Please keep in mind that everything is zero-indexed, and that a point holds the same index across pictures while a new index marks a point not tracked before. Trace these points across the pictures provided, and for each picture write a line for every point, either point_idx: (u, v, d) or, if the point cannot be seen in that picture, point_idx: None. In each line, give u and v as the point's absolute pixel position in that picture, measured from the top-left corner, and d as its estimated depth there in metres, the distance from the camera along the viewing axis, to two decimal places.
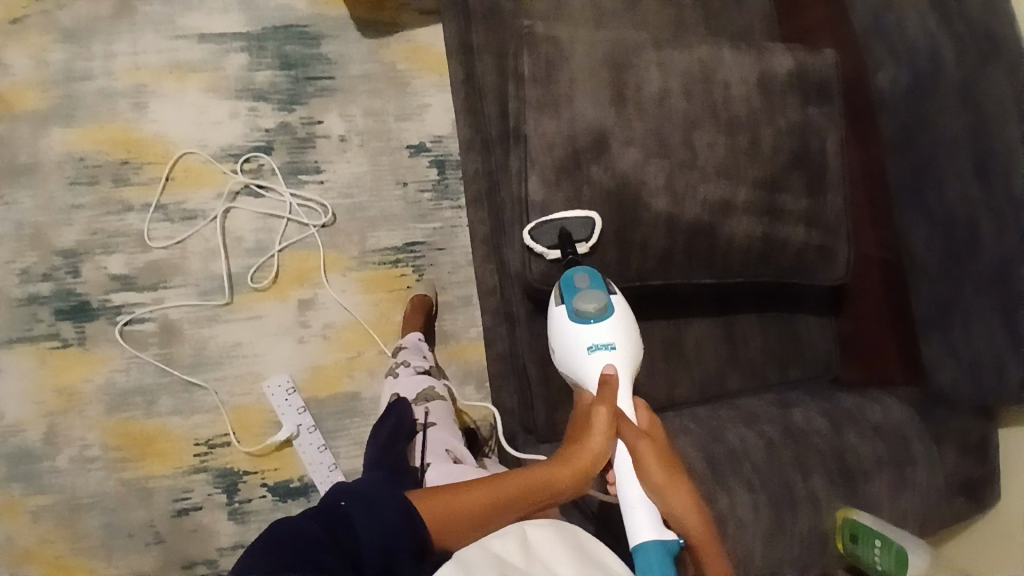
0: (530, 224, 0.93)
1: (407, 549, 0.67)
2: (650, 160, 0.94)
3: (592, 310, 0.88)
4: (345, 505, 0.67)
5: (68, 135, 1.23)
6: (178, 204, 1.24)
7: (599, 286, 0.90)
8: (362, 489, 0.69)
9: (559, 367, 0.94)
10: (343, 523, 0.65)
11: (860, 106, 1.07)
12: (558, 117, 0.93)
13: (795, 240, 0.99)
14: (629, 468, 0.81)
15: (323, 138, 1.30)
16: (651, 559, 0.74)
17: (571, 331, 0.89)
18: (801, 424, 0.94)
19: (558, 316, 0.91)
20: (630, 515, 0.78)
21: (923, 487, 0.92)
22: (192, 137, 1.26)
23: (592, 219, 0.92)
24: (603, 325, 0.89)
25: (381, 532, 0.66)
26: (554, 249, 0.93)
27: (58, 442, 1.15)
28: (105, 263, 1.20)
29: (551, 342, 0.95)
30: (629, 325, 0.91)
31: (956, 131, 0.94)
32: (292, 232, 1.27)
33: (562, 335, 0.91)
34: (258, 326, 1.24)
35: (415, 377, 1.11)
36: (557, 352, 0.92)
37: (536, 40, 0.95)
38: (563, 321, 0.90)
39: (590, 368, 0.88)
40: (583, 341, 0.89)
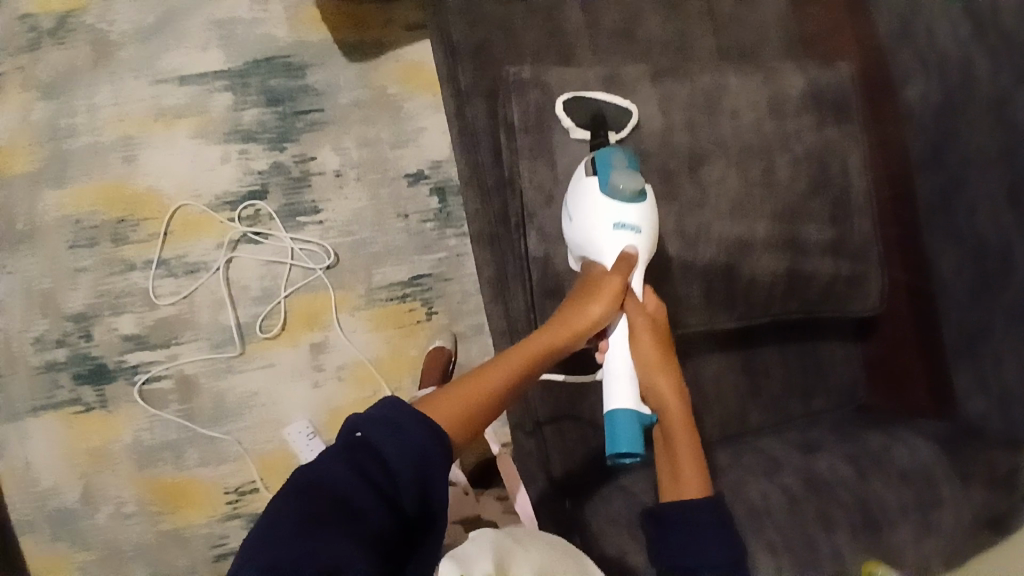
0: (565, 96, 0.89)
1: (440, 461, 0.65)
2: (656, 202, 0.89)
3: (627, 189, 0.81)
4: (363, 435, 0.63)
5: (62, 196, 1.21)
6: (180, 258, 1.22)
7: (635, 169, 0.84)
8: (379, 411, 0.65)
9: (567, 238, 0.86)
10: (372, 457, 0.62)
11: (887, 123, 1.01)
12: (553, 162, 0.89)
13: (821, 272, 0.94)
14: (625, 344, 0.83)
15: (317, 175, 1.25)
16: (622, 426, 0.78)
17: (598, 202, 0.82)
18: (823, 471, 0.92)
19: (587, 185, 0.83)
20: (612, 383, 0.81)
21: (947, 529, 0.89)
22: (186, 187, 1.22)
23: (631, 111, 0.89)
24: (635, 207, 0.82)
25: (409, 454, 0.63)
26: (584, 129, 0.88)
27: (94, 501, 1.19)
28: (116, 324, 1.20)
29: (564, 210, 0.86)
30: (656, 214, 0.85)
31: (990, 153, 0.87)
32: (297, 275, 1.25)
33: (585, 204, 0.83)
34: (274, 373, 1.24)
35: None
36: (574, 225, 0.84)
37: (525, 85, 0.89)
38: (591, 193, 0.82)
39: (610, 244, 0.82)
40: (610, 216, 0.81)
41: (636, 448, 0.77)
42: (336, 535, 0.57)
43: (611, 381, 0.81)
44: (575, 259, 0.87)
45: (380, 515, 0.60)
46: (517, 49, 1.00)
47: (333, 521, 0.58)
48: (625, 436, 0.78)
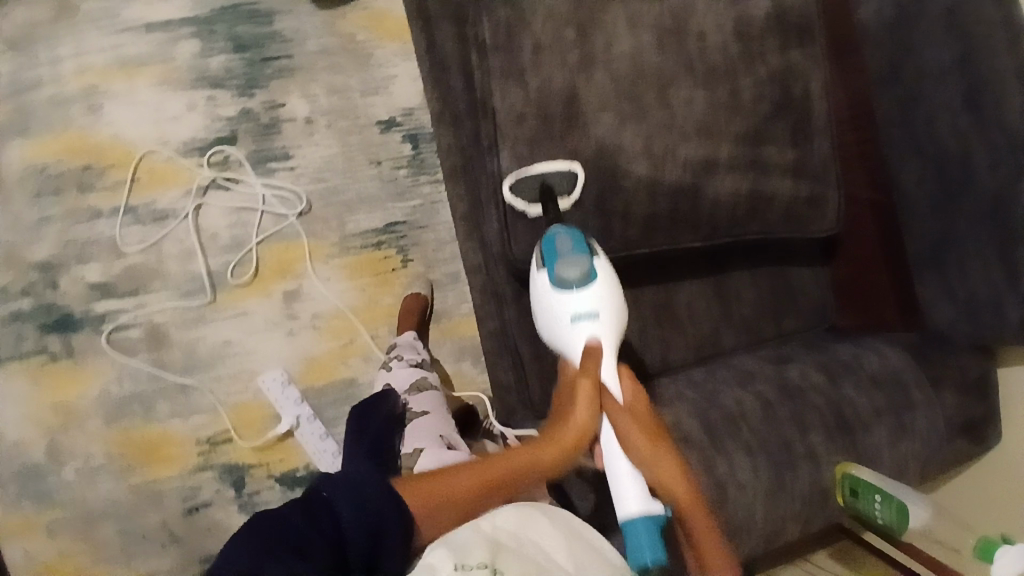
0: (510, 176, 0.88)
1: (392, 533, 0.69)
2: (626, 124, 0.89)
3: (573, 277, 0.81)
4: (327, 494, 0.70)
5: (25, 146, 1.17)
6: (147, 205, 1.20)
7: (584, 250, 0.83)
8: (346, 478, 0.71)
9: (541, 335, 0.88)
10: (329, 512, 0.68)
11: (847, 48, 1.01)
12: (524, 83, 0.88)
13: (782, 192, 0.95)
14: (616, 448, 0.75)
15: (288, 122, 1.24)
16: (637, 531, 0.70)
17: (552, 300, 0.82)
18: (796, 380, 0.93)
19: (540, 285, 0.84)
20: (617, 488, 0.74)
21: (921, 433, 0.92)
22: (152, 134, 1.20)
23: (575, 172, 0.88)
24: (587, 293, 0.81)
25: (363, 514, 0.68)
26: (536, 205, 0.88)
27: (60, 456, 1.16)
28: (81, 274, 1.17)
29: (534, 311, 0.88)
30: (616, 293, 0.83)
31: (944, 62, 0.88)
32: (268, 223, 1.23)
33: (543, 303, 0.84)
34: (247, 322, 1.22)
35: (409, 370, 1.11)
36: (538, 320, 0.85)
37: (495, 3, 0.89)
38: (545, 293, 0.83)
39: (571, 338, 0.81)
40: (564, 311, 0.81)
41: (660, 557, 0.69)
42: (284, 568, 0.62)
43: (616, 485, 0.74)
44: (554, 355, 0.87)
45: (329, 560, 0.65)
46: None
47: (283, 555, 0.63)
48: (645, 540, 0.70)
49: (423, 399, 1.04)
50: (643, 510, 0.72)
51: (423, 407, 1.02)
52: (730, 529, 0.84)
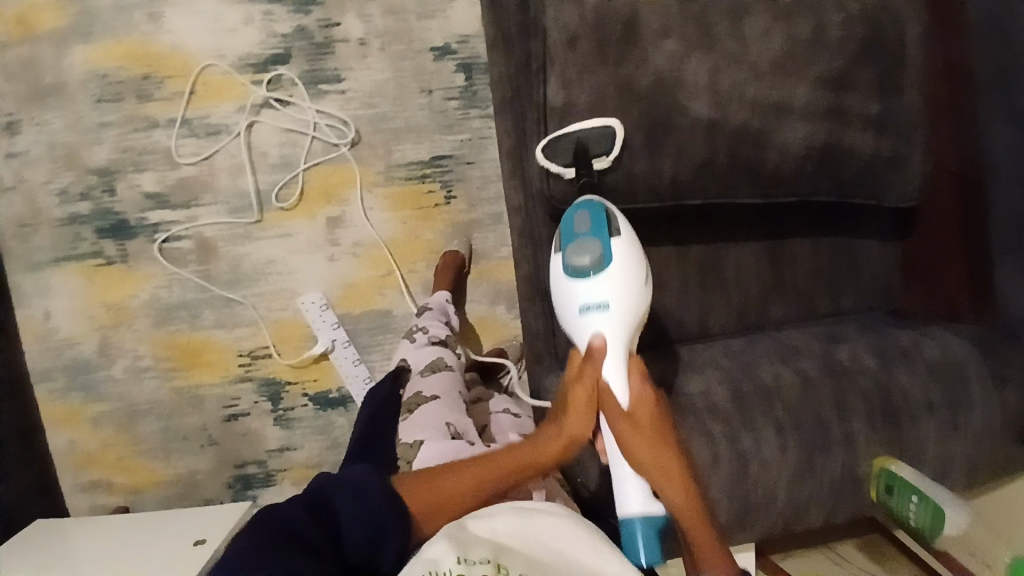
0: (543, 142, 0.84)
1: (393, 533, 0.69)
2: (689, 53, 0.81)
3: (587, 264, 0.75)
4: (329, 493, 0.71)
5: (89, 50, 1.18)
6: (202, 118, 1.21)
7: (600, 234, 0.77)
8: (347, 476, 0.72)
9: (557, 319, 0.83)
10: (331, 513, 0.69)
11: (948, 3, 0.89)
12: (580, 3, 0.82)
13: (859, 147, 0.85)
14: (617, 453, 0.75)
15: (341, 42, 1.21)
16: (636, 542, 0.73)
17: (563, 290, 0.78)
18: (844, 360, 0.86)
19: (554, 267, 0.79)
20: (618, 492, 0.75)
21: (977, 430, 0.84)
22: (209, 46, 1.20)
23: (613, 129, 0.81)
24: (599, 282, 0.75)
25: (363, 515, 0.69)
26: (570, 168, 0.83)
27: (111, 354, 1.23)
28: (137, 181, 1.20)
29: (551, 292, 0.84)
30: (633, 279, 0.76)
31: None
32: (318, 149, 1.23)
33: (556, 287, 0.79)
34: (290, 244, 1.23)
35: (429, 346, 1.06)
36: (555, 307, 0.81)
37: None
38: (557, 279, 0.78)
39: (580, 332, 0.77)
40: (575, 302, 0.77)
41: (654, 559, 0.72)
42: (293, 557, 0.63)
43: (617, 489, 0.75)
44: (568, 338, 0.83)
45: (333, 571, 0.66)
46: None
47: (290, 549, 0.64)
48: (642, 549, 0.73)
49: (434, 382, 0.99)
50: (642, 513, 0.73)
51: (435, 392, 0.97)
52: (747, 506, 0.80)
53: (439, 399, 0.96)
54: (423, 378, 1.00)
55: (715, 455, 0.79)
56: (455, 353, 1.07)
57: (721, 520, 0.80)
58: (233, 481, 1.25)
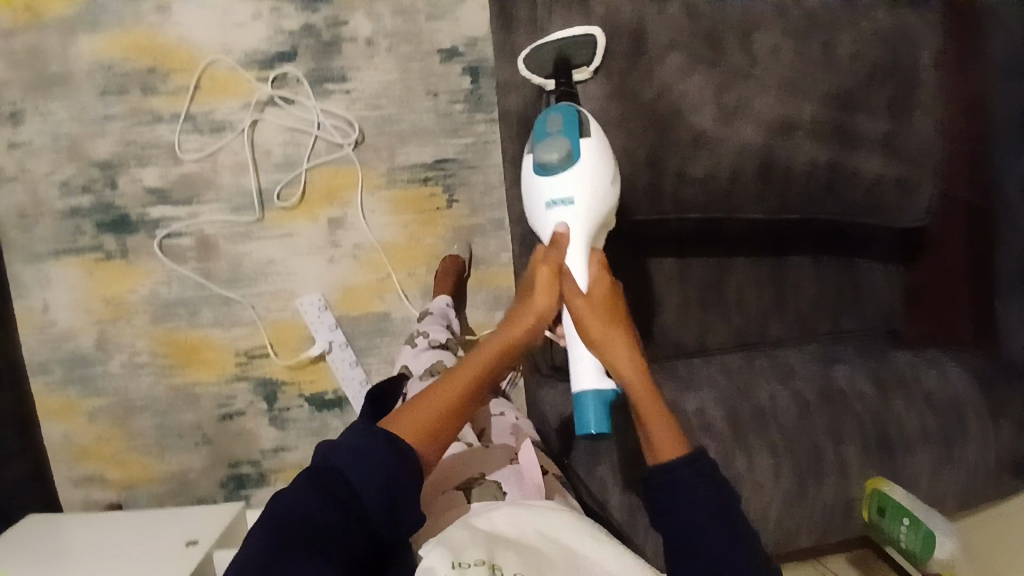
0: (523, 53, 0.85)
1: (404, 484, 0.67)
2: (696, 70, 0.82)
3: (554, 160, 0.78)
4: (332, 461, 0.68)
5: (95, 40, 1.18)
6: (206, 114, 1.20)
7: (571, 133, 0.78)
8: (348, 438, 0.69)
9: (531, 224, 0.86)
10: (340, 483, 0.66)
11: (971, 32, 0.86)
12: (589, 16, 0.84)
13: (867, 169, 0.84)
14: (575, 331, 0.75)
15: (348, 42, 1.20)
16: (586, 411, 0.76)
17: (532, 188, 0.80)
18: (840, 384, 0.86)
19: (525, 166, 0.82)
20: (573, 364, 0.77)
21: (970, 463, 0.83)
22: (216, 41, 1.19)
23: (592, 37, 0.82)
24: (566, 176, 0.78)
25: (371, 479, 0.66)
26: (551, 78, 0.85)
27: (108, 349, 1.22)
28: (140, 176, 1.20)
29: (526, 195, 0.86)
30: (602, 176, 0.78)
31: None
32: (321, 149, 1.22)
33: (527, 187, 0.82)
34: (289, 244, 1.22)
35: (429, 353, 1.05)
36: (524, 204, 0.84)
37: None
38: (529, 180, 0.81)
39: (545, 227, 0.79)
40: (542, 198, 0.79)
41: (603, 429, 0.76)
42: (308, 559, 0.62)
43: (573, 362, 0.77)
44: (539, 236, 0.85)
45: (367, 549, 0.66)
46: None
47: (303, 552, 0.62)
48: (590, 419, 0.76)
49: None
50: (593, 386, 0.76)
51: None
52: None
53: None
54: (424, 386, 0.97)
55: None
56: (455, 356, 1.06)
57: None
58: (226, 480, 1.25)
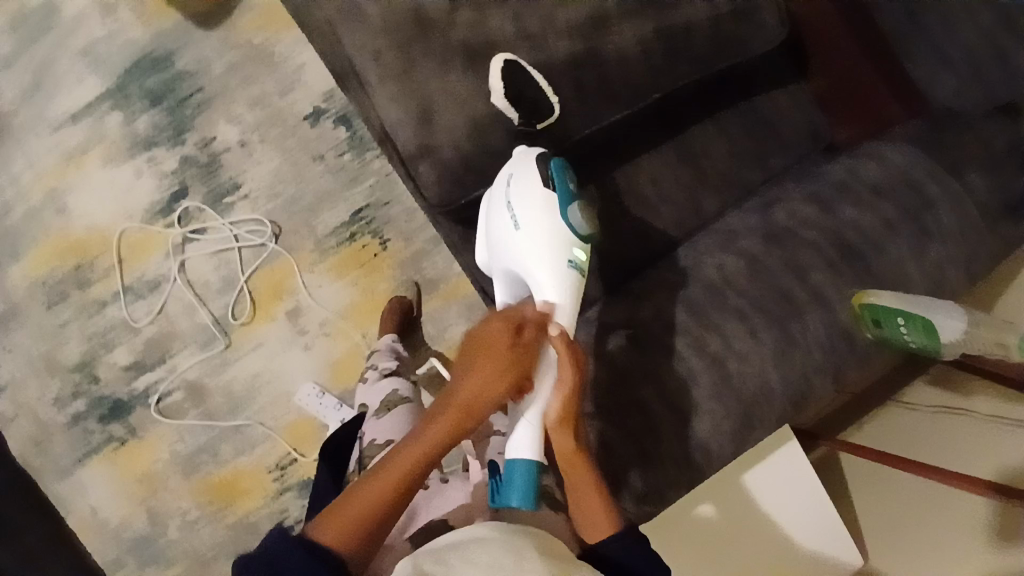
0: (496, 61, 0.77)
1: None
2: (488, 11, 0.78)
3: (577, 226, 0.76)
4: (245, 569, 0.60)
5: (23, 266, 1.26)
6: (140, 278, 1.26)
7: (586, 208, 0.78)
8: (268, 545, 0.61)
9: (510, 251, 0.76)
10: None
11: None
12: (364, 17, 0.76)
13: (695, 17, 0.81)
14: (538, 396, 0.69)
15: (225, 152, 1.24)
16: (513, 481, 0.69)
17: (551, 231, 0.74)
18: (784, 220, 0.81)
19: (541, 196, 0.75)
20: (514, 427, 0.71)
21: (952, 231, 0.78)
22: (117, 212, 1.25)
23: (555, 109, 0.80)
24: (585, 249, 0.76)
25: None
26: (512, 107, 0.78)
27: (161, 519, 1.24)
28: (114, 358, 1.26)
29: (507, 211, 0.76)
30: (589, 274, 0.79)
31: None
32: (249, 257, 1.25)
33: (536, 224, 0.74)
34: (266, 352, 1.26)
35: (381, 385, 1.01)
36: (520, 236, 0.75)
37: None
38: (545, 220, 0.75)
39: (560, 281, 0.73)
40: (563, 249, 0.74)
41: (525, 504, 0.68)
42: None
43: (516, 425, 0.70)
44: (518, 265, 0.76)
45: None
46: None
47: None
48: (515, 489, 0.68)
49: (388, 424, 0.90)
50: (526, 455, 0.69)
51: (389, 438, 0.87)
52: (744, 407, 0.76)
53: (395, 439, 0.86)
54: (377, 421, 0.91)
55: (689, 371, 0.76)
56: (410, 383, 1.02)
57: (723, 435, 0.76)
58: None
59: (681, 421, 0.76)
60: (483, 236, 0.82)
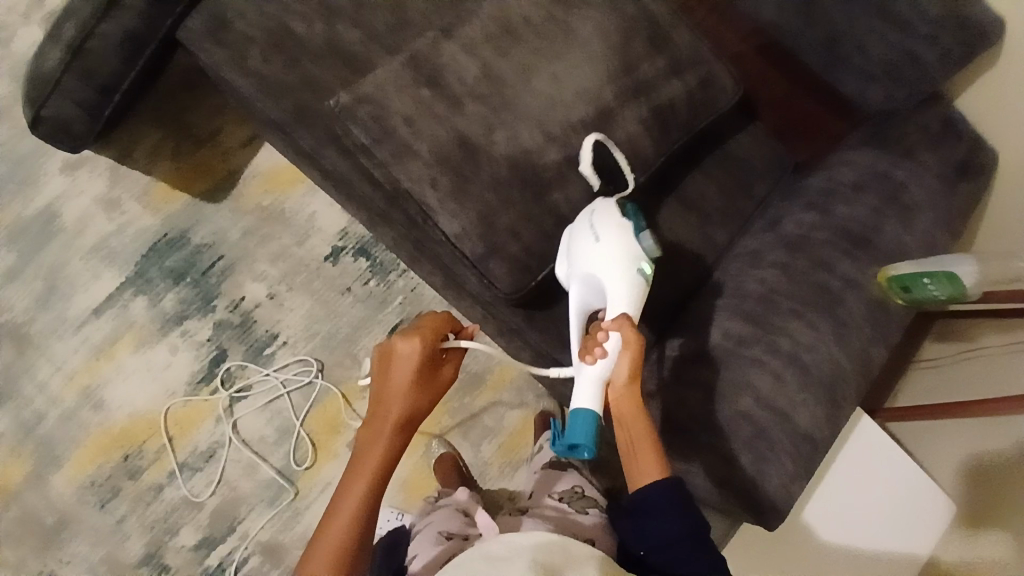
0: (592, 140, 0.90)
1: None
2: (517, 128, 0.92)
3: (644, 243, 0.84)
4: None
5: (66, 471, 1.22)
6: (193, 451, 1.25)
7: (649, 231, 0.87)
8: None
9: (580, 253, 0.85)
10: None
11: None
12: (418, 153, 0.90)
13: (675, 94, 1.00)
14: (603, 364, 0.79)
15: (256, 309, 1.30)
16: (577, 428, 0.78)
17: (628, 249, 0.82)
18: (796, 231, 0.97)
19: (607, 212, 0.85)
20: (577, 384, 0.80)
21: (928, 201, 0.97)
22: (158, 393, 1.26)
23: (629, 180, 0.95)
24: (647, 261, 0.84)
25: None
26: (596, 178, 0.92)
27: None
28: (180, 542, 1.22)
29: (580, 229, 0.87)
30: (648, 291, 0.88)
31: None
32: (300, 401, 1.28)
33: (602, 234, 0.84)
34: (336, 490, 1.26)
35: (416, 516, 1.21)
36: (596, 246, 0.83)
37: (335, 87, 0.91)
38: (622, 242, 0.83)
39: (628, 287, 0.82)
40: (634, 260, 0.83)
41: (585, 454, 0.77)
42: None
43: (578, 381, 0.80)
44: (583, 267, 0.85)
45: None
46: (327, 89, 1.02)
47: None
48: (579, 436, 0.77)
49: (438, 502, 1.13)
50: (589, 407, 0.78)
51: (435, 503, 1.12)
52: (827, 387, 0.88)
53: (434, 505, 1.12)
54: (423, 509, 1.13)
55: (775, 373, 0.88)
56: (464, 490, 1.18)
57: (820, 416, 0.88)
58: None
59: (784, 415, 0.87)
60: (564, 249, 0.90)
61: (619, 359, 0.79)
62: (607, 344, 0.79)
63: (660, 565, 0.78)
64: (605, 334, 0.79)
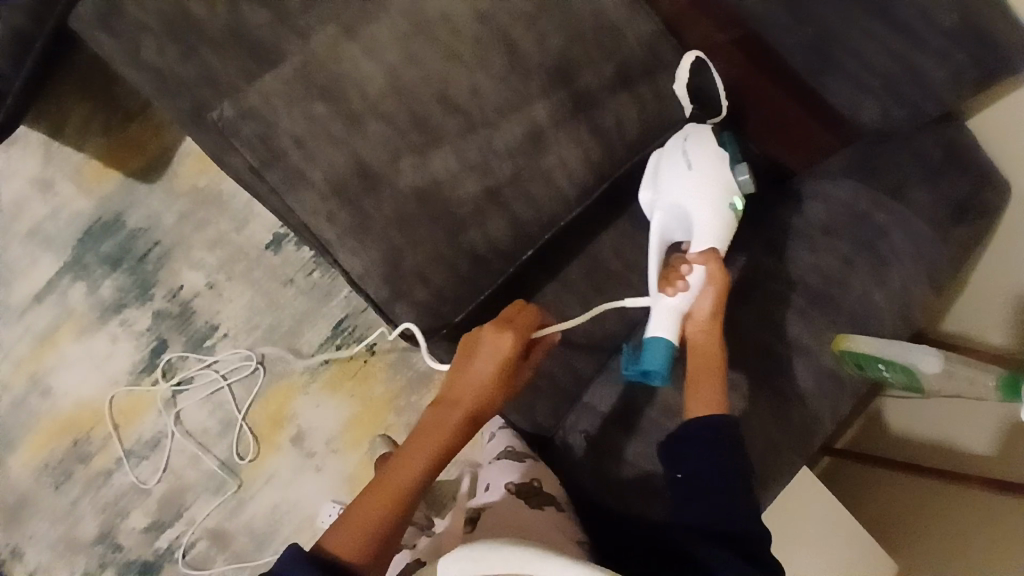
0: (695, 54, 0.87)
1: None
2: (427, 153, 0.80)
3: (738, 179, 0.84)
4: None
5: (22, 455, 1.23)
6: (138, 440, 1.25)
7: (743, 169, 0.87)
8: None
9: (669, 181, 0.85)
10: None
11: None
12: (312, 182, 0.77)
13: (623, 111, 0.88)
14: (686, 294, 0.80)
15: (195, 299, 1.25)
16: (652, 351, 0.80)
17: (720, 180, 0.82)
18: None
19: (704, 144, 0.85)
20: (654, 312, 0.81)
21: (902, 250, 0.89)
22: (102, 382, 1.25)
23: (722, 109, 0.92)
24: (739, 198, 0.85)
25: None
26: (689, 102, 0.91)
27: None
28: (130, 524, 1.24)
29: (673, 155, 0.86)
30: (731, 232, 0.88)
31: None
32: (241, 392, 1.26)
33: (697, 162, 0.83)
34: (279, 482, 1.25)
35: None
36: (690, 173, 0.83)
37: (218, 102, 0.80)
38: (716, 172, 0.83)
39: (717, 225, 0.82)
40: (727, 194, 0.83)
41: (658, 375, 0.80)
42: None
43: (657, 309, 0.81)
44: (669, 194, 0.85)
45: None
46: None
47: None
48: (653, 359, 0.80)
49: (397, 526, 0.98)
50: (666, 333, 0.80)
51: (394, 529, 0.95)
52: None
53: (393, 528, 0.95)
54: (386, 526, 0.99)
55: None
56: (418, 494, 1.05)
57: None
58: None
59: None
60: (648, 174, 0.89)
61: (704, 292, 0.80)
62: (693, 276, 0.80)
63: (691, 494, 0.73)
64: (691, 265, 0.80)
